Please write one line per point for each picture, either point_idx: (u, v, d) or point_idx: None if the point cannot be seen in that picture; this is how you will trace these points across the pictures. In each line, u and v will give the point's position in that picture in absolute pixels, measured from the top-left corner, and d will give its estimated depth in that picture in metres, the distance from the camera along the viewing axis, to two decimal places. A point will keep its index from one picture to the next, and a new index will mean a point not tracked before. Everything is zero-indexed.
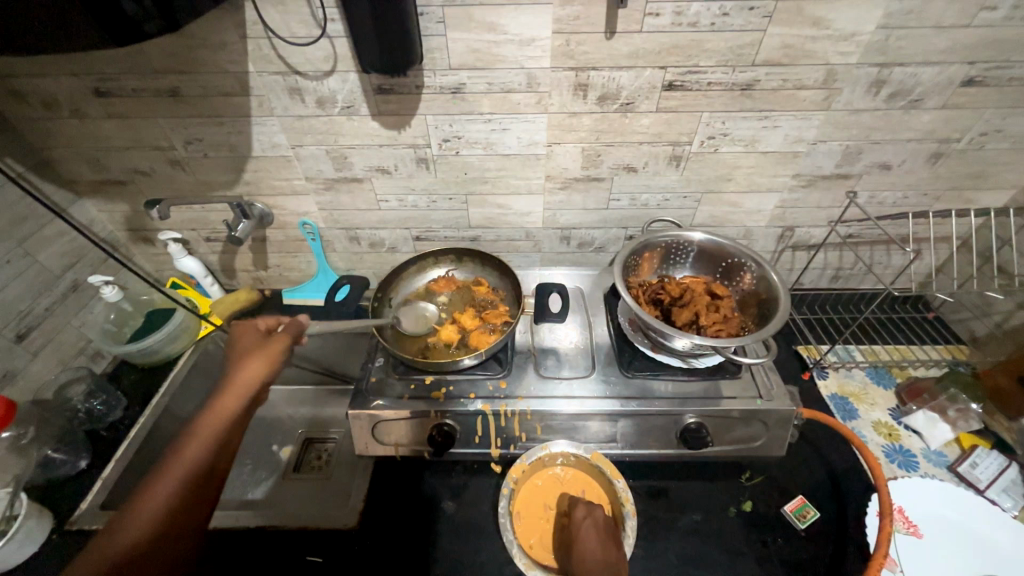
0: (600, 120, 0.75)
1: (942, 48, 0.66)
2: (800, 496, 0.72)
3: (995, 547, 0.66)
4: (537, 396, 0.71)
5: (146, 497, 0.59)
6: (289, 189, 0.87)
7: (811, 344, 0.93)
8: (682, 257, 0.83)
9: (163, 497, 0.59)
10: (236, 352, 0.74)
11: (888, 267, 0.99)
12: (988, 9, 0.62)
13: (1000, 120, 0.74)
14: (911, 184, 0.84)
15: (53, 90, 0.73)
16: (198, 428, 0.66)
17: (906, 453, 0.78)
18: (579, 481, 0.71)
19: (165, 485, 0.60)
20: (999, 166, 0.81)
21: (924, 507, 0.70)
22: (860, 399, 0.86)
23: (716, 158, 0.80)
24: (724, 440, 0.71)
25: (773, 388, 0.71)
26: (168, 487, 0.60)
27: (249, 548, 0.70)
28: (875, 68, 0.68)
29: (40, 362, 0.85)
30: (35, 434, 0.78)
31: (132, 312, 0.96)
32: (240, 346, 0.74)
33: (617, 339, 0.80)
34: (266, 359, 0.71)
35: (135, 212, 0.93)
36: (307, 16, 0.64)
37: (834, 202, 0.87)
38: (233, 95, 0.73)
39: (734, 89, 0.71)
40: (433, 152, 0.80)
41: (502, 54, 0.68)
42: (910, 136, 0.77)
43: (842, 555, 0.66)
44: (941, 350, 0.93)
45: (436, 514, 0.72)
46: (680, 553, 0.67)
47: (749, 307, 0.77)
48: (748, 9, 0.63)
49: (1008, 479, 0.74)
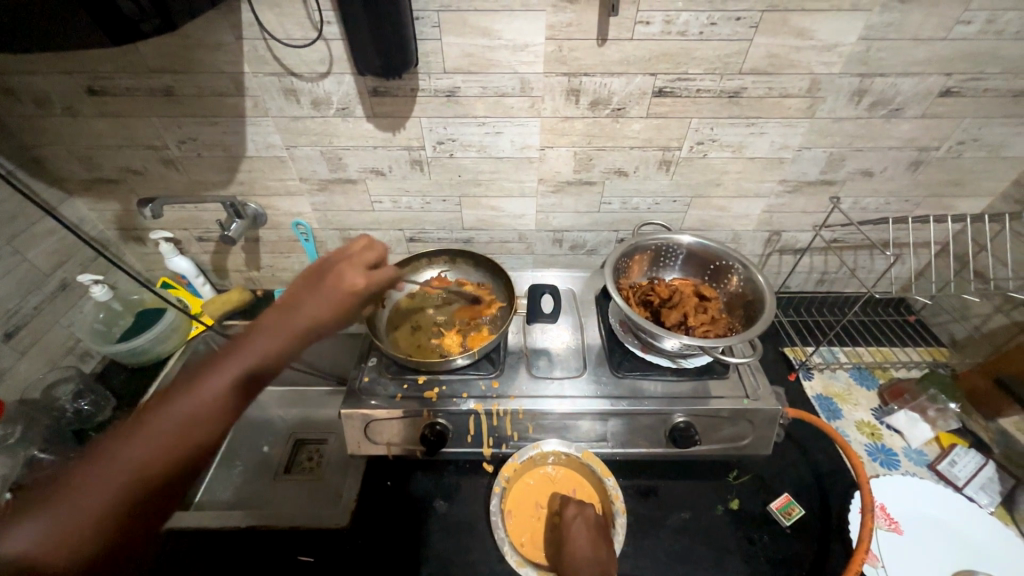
0: (592, 125, 0.77)
1: (921, 59, 0.69)
2: (786, 494, 0.74)
3: (973, 542, 0.68)
4: (529, 396, 0.72)
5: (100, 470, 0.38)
6: (283, 189, 0.87)
7: (797, 346, 0.95)
8: (672, 259, 0.85)
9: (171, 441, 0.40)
10: (326, 278, 0.55)
11: (871, 271, 1.01)
12: (964, 23, 0.65)
13: (976, 130, 0.77)
14: (892, 190, 0.87)
15: (45, 87, 0.73)
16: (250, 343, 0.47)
17: (888, 452, 0.80)
18: (570, 480, 0.72)
19: (135, 451, 0.39)
20: (976, 174, 0.83)
21: (905, 505, 0.72)
22: (845, 400, 0.88)
23: (705, 163, 0.82)
24: (712, 439, 0.73)
25: (759, 388, 0.73)
26: (146, 449, 0.39)
27: (238, 548, 0.70)
28: (857, 77, 0.70)
29: (27, 361, 0.84)
30: (21, 434, 0.79)
31: (122, 312, 0.95)
32: (332, 274, 0.55)
33: (608, 339, 0.81)
34: (338, 304, 0.53)
35: (126, 212, 0.92)
36: (303, 18, 0.65)
37: (819, 207, 0.89)
38: (227, 96, 0.73)
39: (721, 97, 0.73)
40: (427, 155, 0.81)
41: (496, 58, 0.69)
42: (890, 144, 0.79)
43: (826, 550, 0.68)
44: (923, 352, 0.96)
45: (427, 514, 0.72)
46: (669, 551, 0.68)
47: (736, 308, 0.79)
48: (735, 19, 0.65)
49: (985, 476, 0.76)
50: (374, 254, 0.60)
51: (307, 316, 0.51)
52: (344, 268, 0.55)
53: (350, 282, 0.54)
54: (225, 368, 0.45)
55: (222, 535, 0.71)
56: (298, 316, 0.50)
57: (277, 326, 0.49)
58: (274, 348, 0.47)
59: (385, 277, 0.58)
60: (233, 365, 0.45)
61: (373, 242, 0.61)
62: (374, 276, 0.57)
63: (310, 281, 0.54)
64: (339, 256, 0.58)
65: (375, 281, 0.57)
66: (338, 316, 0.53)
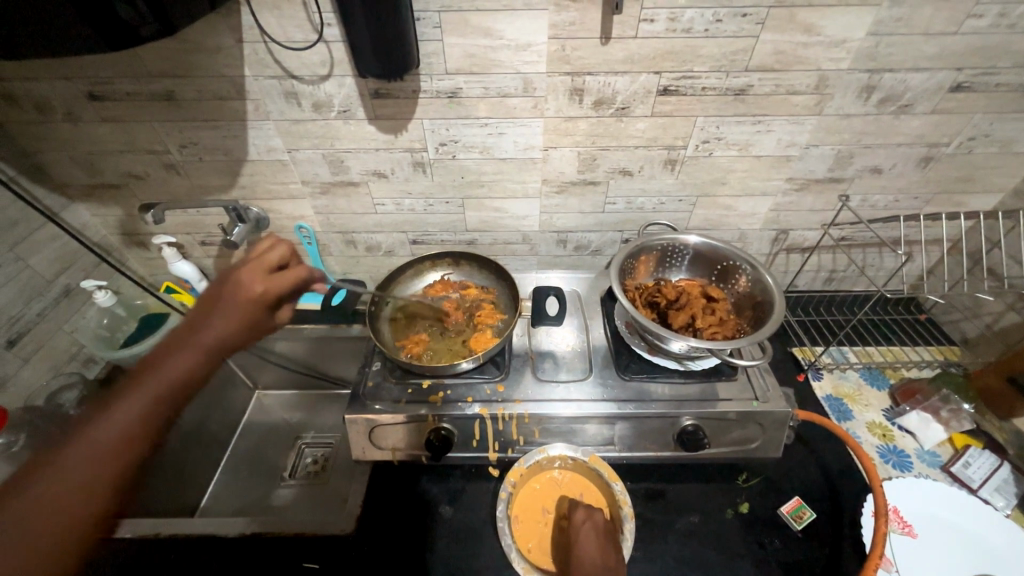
0: (596, 124, 0.76)
1: (931, 54, 0.67)
2: (797, 497, 0.73)
3: (988, 545, 0.67)
4: (535, 399, 0.72)
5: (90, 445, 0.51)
6: (285, 193, 0.86)
7: (806, 346, 0.94)
8: (678, 260, 0.84)
9: (77, 475, 0.49)
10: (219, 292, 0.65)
11: (880, 269, 1.00)
12: (975, 17, 0.64)
13: (988, 125, 0.75)
14: (901, 187, 0.85)
15: (46, 93, 0.73)
16: (164, 365, 0.57)
17: (900, 453, 0.79)
18: (577, 484, 0.71)
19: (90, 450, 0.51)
20: (988, 170, 0.82)
21: (919, 509, 0.71)
22: (855, 401, 0.87)
23: (711, 162, 0.81)
24: (721, 442, 0.72)
25: (768, 390, 0.72)
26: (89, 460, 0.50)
27: (243, 555, 0.69)
28: (865, 73, 0.69)
29: (30, 368, 0.84)
30: (25, 442, 0.78)
31: (125, 317, 0.95)
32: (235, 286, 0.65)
33: (614, 341, 0.80)
34: (238, 315, 0.62)
35: (129, 217, 0.92)
36: (303, 20, 0.64)
37: (827, 205, 0.88)
38: (228, 99, 0.73)
39: (727, 94, 0.72)
40: (430, 156, 0.80)
41: (498, 59, 0.68)
42: (900, 140, 0.78)
43: (837, 554, 0.67)
44: (934, 351, 0.94)
45: (433, 519, 0.71)
46: (678, 556, 0.67)
47: (744, 309, 0.78)
48: (740, 15, 0.64)
49: (1001, 479, 0.74)
50: (279, 254, 0.69)
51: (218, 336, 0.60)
52: (239, 281, 0.64)
53: (246, 289, 0.64)
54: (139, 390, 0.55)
55: (226, 542, 0.70)
56: (203, 335, 0.60)
57: (188, 344, 0.59)
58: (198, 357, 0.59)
59: (279, 281, 0.67)
60: (152, 382, 0.56)
61: (278, 242, 0.69)
62: (272, 282, 0.66)
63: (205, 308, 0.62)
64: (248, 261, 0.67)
65: (273, 285, 0.66)
66: (240, 328, 0.62)
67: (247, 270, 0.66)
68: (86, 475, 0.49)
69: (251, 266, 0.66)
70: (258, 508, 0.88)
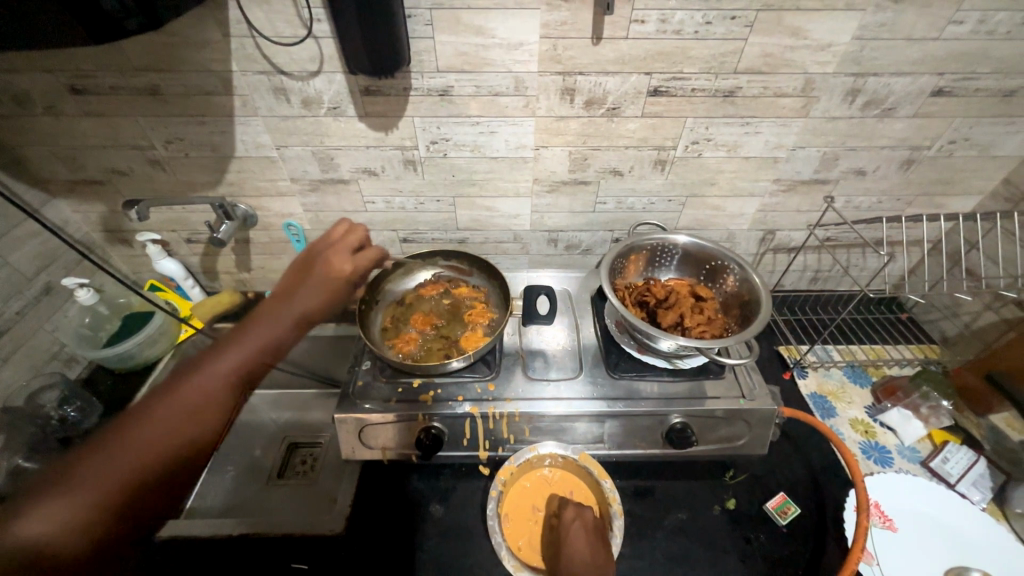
0: (587, 124, 0.76)
1: (914, 59, 0.69)
2: (782, 493, 0.74)
3: (965, 538, 0.69)
4: (525, 398, 0.72)
5: (187, 397, 0.52)
6: (273, 190, 0.85)
7: (792, 345, 0.96)
8: (667, 259, 0.85)
9: (178, 426, 0.51)
10: (309, 270, 0.71)
11: (864, 269, 1.02)
12: (956, 23, 0.65)
13: (967, 129, 0.77)
14: (884, 189, 0.87)
15: (26, 85, 0.71)
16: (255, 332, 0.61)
17: (881, 449, 0.81)
18: (567, 482, 0.71)
19: (180, 402, 0.52)
20: (967, 173, 0.84)
21: (899, 503, 0.72)
22: (838, 398, 0.88)
23: (700, 163, 0.82)
24: (709, 439, 0.73)
25: (755, 387, 0.73)
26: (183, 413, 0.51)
27: (231, 556, 0.68)
28: (850, 77, 0.70)
29: (9, 369, 0.80)
30: (4, 443, 0.75)
31: (108, 316, 0.94)
32: (323, 265, 0.72)
33: (604, 340, 0.81)
34: (326, 290, 0.69)
35: (112, 213, 0.90)
36: (292, 16, 0.63)
37: (813, 206, 0.89)
38: (215, 95, 0.72)
39: (716, 96, 0.73)
40: (421, 154, 0.80)
41: (490, 57, 0.68)
42: (883, 143, 0.80)
43: (821, 549, 0.68)
44: (915, 350, 0.97)
45: (424, 518, 0.71)
46: (666, 552, 0.68)
47: (732, 308, 0.79)
48: (730, 18, 0.64)
49: (977, 473, 0.76)
50: (355, 238, 0.77)
51: (302, 307, 0.66)
52: (331, 259, 0.73)
53: (338, 269, 0.73)
54: (242, 346, 0.58)
55: (214, 543, 0.70)
56: (292, 308, 0.65)
57: (282, 315, 0.64)
58: (288, 324, 0.64)
59: (363, 261, 0.76)
60: (246, 344, 0.59)
61: (355, 228, 0.78)
62: (357, 262, 0.76)
63: (299, 277, 0.70)
64: (325, 246, 0.75)
65: (357, 266, 0.75)
66: (328, 303, 0.69)
67: (328, 253, 0.74)
68: (188, 424, 0.51)
69: (335, 250, 0.74)
70: (245, 508, 0.87)
